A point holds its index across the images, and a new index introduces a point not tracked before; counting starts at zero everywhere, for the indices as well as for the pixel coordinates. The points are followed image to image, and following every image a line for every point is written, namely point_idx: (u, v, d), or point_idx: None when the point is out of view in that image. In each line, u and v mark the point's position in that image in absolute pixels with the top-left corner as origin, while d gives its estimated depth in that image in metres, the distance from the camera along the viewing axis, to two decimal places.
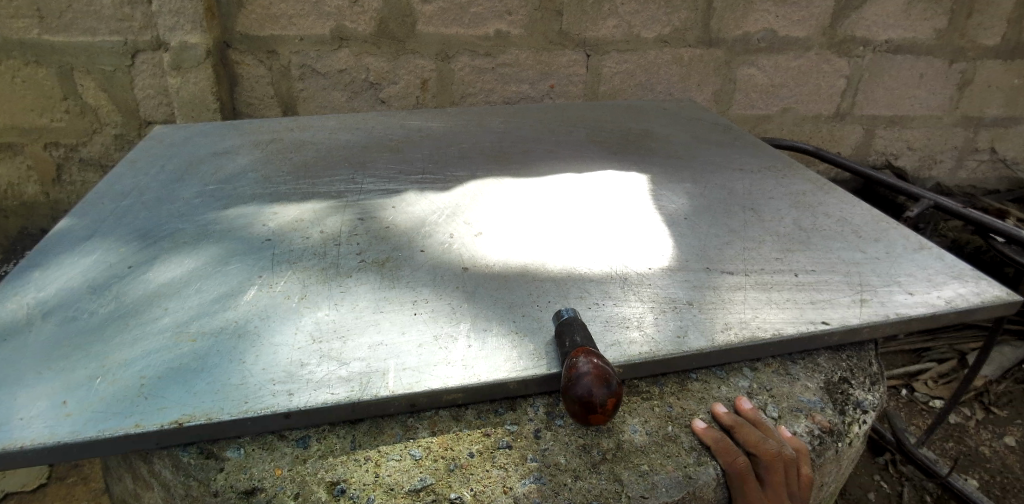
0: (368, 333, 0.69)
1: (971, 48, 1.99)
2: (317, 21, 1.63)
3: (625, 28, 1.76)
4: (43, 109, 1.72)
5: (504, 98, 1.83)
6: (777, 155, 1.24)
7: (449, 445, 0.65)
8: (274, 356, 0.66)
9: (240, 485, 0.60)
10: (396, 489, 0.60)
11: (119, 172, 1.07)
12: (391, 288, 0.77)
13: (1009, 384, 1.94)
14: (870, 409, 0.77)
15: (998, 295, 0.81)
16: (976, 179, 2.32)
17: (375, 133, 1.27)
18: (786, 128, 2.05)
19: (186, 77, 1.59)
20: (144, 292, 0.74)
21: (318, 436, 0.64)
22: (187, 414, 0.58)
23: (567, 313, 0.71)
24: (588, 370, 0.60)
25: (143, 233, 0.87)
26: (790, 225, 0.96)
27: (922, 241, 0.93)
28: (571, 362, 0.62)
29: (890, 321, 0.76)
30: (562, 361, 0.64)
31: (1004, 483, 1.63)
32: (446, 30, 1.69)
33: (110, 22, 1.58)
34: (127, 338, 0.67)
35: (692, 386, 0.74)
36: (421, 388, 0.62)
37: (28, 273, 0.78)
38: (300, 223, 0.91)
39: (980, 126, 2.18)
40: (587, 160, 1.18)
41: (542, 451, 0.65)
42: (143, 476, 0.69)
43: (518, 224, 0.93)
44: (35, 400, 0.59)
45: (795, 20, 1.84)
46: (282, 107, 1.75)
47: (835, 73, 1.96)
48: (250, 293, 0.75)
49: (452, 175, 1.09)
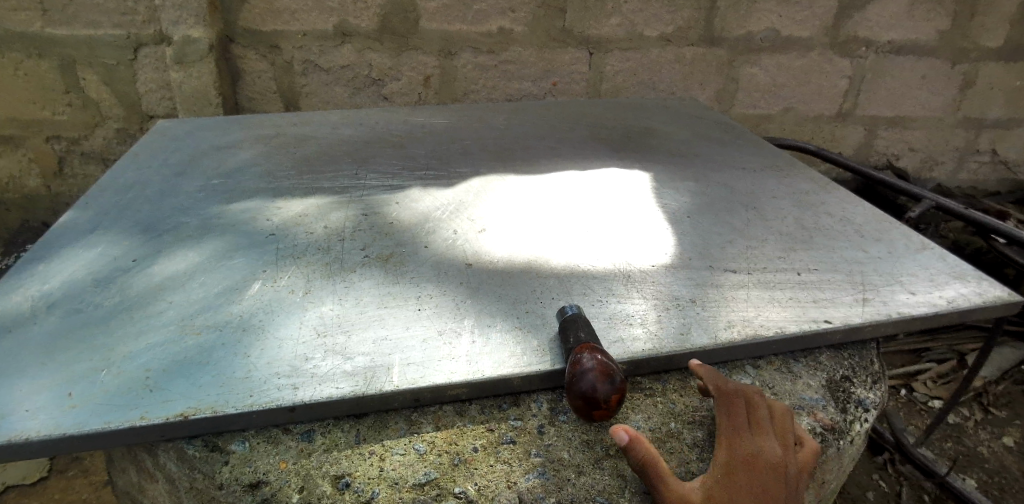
0: (372, 328, 0.70)
1: (974, 50, 1.99)
2: (319, 16, 1.63)
3: (627, 26, 1.76)
4: (44, 102, 1.71)
5: (505, 96, 1.83)
6: (780, 154, 1.24)
7: (453, 440, 0.65)
8: (279, 350, 0.66)
9: (245, 478, 0.60)
10: (400, 483, 0.61)
11: (122, 165, 1.07)
12: (395, 283, 0.77)
13: (1008, 385, 1.95)
14: (871, 408, 0.77)
15: (999, 296, 0.82)
16: (977, 180, 2.33)
17: (377, 128, 1.28)
18: (787, 128, 2.06)
19: (189, 71, 1.58)
20: (149, 285, 0.75)
21: (323, 430, 0.65)
22: (192, 407, 0.59)
23: (572, 309, 0.71)
24: (593, 365, 0.61)
25: (148, 226, 0.88)
26: (793, 224, 0.97)
27: (924, 241, 0.94)
28: (576, 357, 0.62)
29: (892, 321, 0.76)
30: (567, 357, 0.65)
31: (1002, 484, 1.64)
32: (449, 27, 1.69)
33: (113, 16, 1.58)
34: (132, 331, 0.67)
35: (694, 384, 0.74)
36: (425, 383, 0.63)
37: (32, 265, 0.78)
38: (304, 217, 0.91)
39: (982, 128, 2.18)
40: (590, 158, 1.18)
41: (547, 446, 0.65)
42: (147, 469, 0.69)
43: (523, 220, 0.93)
44: (41, 391, 0.59)
45: (798, 20, 1.84)
46: (284, 102, 1.75)
47: (837, 73, 1.96)
48: (254, 287, 0.75)
49: (456, 171, 1.09)
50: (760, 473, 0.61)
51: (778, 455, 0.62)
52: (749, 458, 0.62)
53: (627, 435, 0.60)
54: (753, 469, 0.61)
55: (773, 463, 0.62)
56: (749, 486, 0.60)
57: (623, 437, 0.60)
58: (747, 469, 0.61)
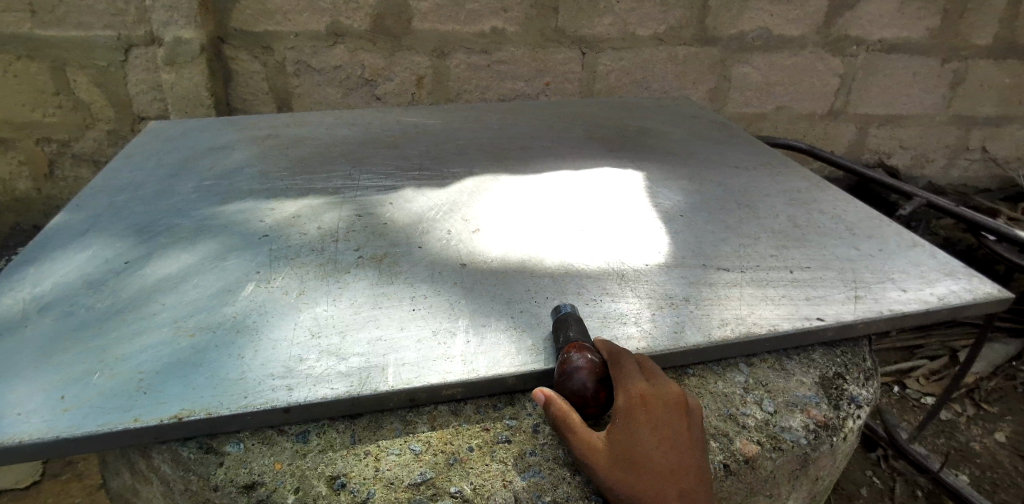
0: (367, 329, 0.69)
1: (964, 48, 2.00)
2: (312, 17, 1.62)
3: (620, 26, 1.77)
4: (34, 104, 1.70)
5: (499, 96, 1.83)
6: (773, 152, 1.25)
7: (449, 440, 0.65)
8: (274, 351, 0.66)
9: (240, 480, 0.60)
10: (396, 483, 0.61)
11: (114, 167, 1.07)
12: (390, 284, 0.77)
13: (999, 381, 1.97)
14: (864, 404, 0.78)
15: (989, 292, 0.82)
16: (968, 177, 2.34)
17: (371, 129, 1.27)
18: (780, 126, 2.07)
19: (180, 72, 1.57)
20: (142, 287, 0.74)
21: (318, 431, 0.65)
22: (187, 408, 0.58)
23: (567, 308, 0.71)
24: (581, 363, 0.62)
25: (140, 228, 0.87)
26: (786, 222, 0.97)
27: (915, 239, 0.94)
28: (565, 355, 0.63)
29: (884, 318, 0.77)
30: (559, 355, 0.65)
31: (994, 478, 1.65)
32: (442, 27, 1.69)
33: (103, 16, 1.57)
34: (125, 333, 0.67)
35: (688, 382, 0.75)
36: (421, 383, 0.63)
37: (24, 267, 0.78)
38: (298, 218, 0.91)
39: (972, 126, 2.20)
40: (584, 157, 1.18)
41: (542, 445, 0.66)
42: (142, 471, 0.69)
43: (518, 220, 0.93)
44: (33, 394, 0.59)
45: (790, 19, 1.85)
46: (277, 103, 1.74)
47: (829, 72, 1.98)
48: (248, 288, 0.75)
49: (450, 171, 1.09)
50: (659, 412, 0.60)
51: (671, 391, 0.62)
52: (644, 399, 0.60)
53: (545, 394, 0.62)
54: (650, 409, 0.60)
55: (668, 399, 0.61)
56: (652, 427, 0.59)
57: (541, 395, 0.62)
58: (645, 411, 0.60)
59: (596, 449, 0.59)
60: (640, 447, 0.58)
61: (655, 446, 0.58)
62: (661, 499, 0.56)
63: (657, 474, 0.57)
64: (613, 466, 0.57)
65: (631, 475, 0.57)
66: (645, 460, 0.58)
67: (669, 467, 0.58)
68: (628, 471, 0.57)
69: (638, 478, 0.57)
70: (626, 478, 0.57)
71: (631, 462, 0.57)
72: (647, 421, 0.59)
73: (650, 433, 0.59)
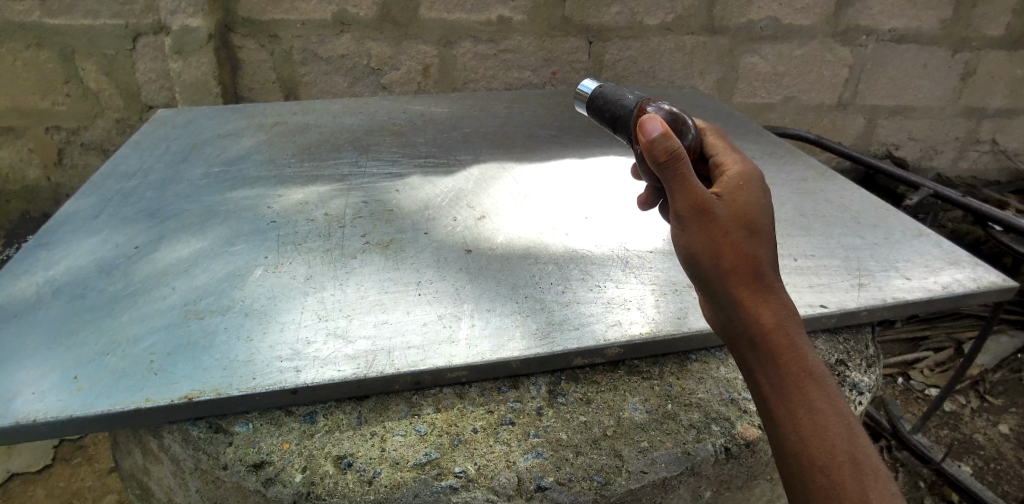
0: (372, 313, 0.70)
1: (975, 38, 1.98)
2: (318, 5, 1.62)
3: (627, 15, 1.76)
4: (44, 93, 1.71)
5: (505, 85, 1.83)
6: (779, 141, 1.25)
7: (453, 421, 0.66)
8: (281, 333, 0.67)
9: (249, 458, 0.62)
10: (401, 463, 0.62)
11: (124, 154, 1.08)
12: (395, 270, 0.78)
13: (1005, 374, 1.96)
14: (865, 391, 0.79)
15: (994, 281, 0.83)
16: (976, 169, 2.33)
17: (376, 117, 1.28)
18: (787, 117, 2.06)
19: (188, 61, 1.58)
20: (153, 271, 0.76)
21: (325, 412, 0.66)
22: (197, 389, 0.59)
23: (592, 86, 0.84)
24: (662, 117, 0.68)
25: (149, 214, 0.88)
26: (791, 211, 0.97)
27: (920, 228, 0.94)
28: (638, 113, 0.73)
29: (887, 305, 0.77)
30: (627, 118, 0.75)
31: (997, 470, 1.66)
32: (448, 15, 1.68)
33: (111, 5, 1.57)
34: (135, 317, 0.68)
35: (691, 367, 0.76)
36: (425, 366, 0.64)
37: (35, 251, 0.79)
38: (304, 205, 0.92)
39: (983, 117, 2.18)
40: (590, 146, 1.18)
41: (545, 427, 0.67)
42: (153, 450, 0.72)
43: (531, 206, 0.94)
44: (47, 375, 0.60)
45: (799, 8, 1.83)
46: (284, 92, 1.75)
47: (837, 62, 1.96)
48: (257, 273, 0.76)
49: (456, 158, 1.10)
50: (755, 187, 0.62)
51: (756, 167, 0.65)
52: (748, 179, 0.63)
53: (664, 132, 0.56)
54: (754, 187, 0.62)
55: (757, 173, 0.64)
56: (751, 198, 0.60)
57: (658, 131, 0.56)
58: (750, 188, 0.62)
59: (714, 210, 0.57)
60: (748, 214, 0.59)
61: (763, 218, 0.60)
62: (762, 265, 0.58)
63: (760, 243, 0.59)
64: (729, 228, 0.57)
65: (745, 240, 0.58)
66: (753, 230, 0.59)
67: (769, 243, 0.60)
68: (743, 236, 0.58)
69: (751, 245, 0.58)
70: (741, 241, 0.58)
71: (743, 226, 0.58)
72: (750, 194, 0.61)
73: (755, 204, 0.60)
